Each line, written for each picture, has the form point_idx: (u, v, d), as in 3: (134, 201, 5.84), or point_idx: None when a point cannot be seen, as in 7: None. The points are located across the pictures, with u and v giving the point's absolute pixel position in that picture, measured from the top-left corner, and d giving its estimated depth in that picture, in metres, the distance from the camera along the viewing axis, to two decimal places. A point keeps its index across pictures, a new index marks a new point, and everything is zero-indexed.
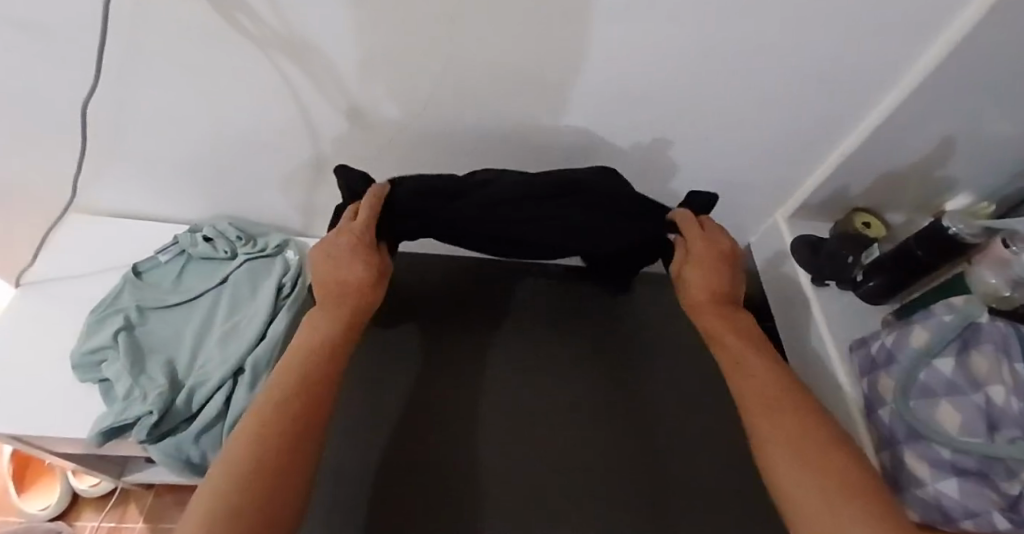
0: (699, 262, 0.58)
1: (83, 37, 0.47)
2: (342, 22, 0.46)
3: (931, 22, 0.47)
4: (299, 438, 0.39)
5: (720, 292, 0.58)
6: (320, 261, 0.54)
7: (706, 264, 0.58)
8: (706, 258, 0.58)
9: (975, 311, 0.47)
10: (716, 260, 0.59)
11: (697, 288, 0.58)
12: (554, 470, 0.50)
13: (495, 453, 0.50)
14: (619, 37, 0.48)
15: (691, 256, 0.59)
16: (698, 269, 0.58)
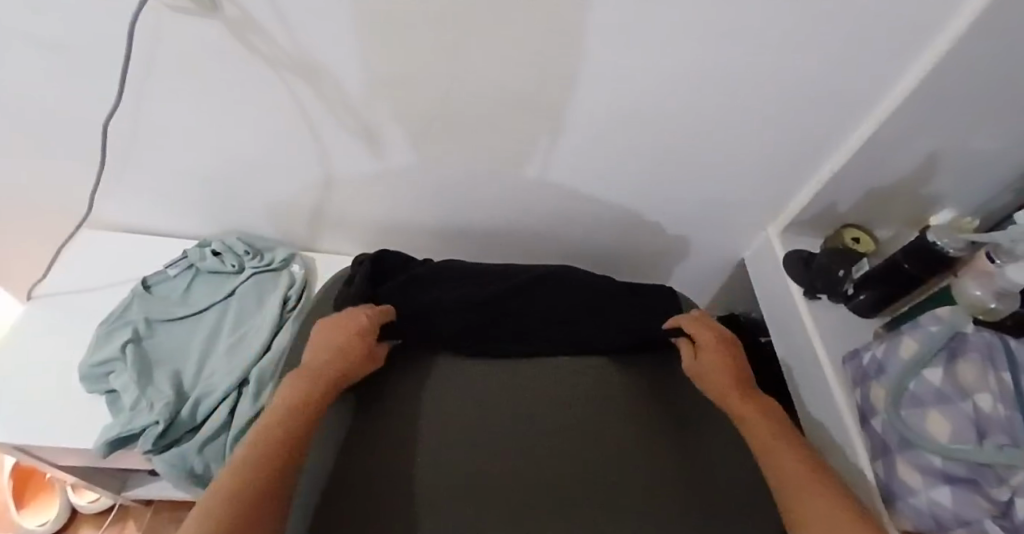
0: (714, 355, 0.61)
1: (105, 58, 0.50)
2: (351, 45, 0.48)
3: (908, 44, 0.50)
4: (264, 501, 0.41)
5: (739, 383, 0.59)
6: (316, 336, 0.56)
7: (720, 356, 0.61)
8: (718, 349, 0.61)
9: (960, 321, 0.49)
10: (722, 350, 0.61)
11: (717, 380, 0.59)
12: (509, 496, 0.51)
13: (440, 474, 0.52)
14: (615, 58, 0.51)
15: (704, 348, 0.62)
16: (711, 356, 0.61)
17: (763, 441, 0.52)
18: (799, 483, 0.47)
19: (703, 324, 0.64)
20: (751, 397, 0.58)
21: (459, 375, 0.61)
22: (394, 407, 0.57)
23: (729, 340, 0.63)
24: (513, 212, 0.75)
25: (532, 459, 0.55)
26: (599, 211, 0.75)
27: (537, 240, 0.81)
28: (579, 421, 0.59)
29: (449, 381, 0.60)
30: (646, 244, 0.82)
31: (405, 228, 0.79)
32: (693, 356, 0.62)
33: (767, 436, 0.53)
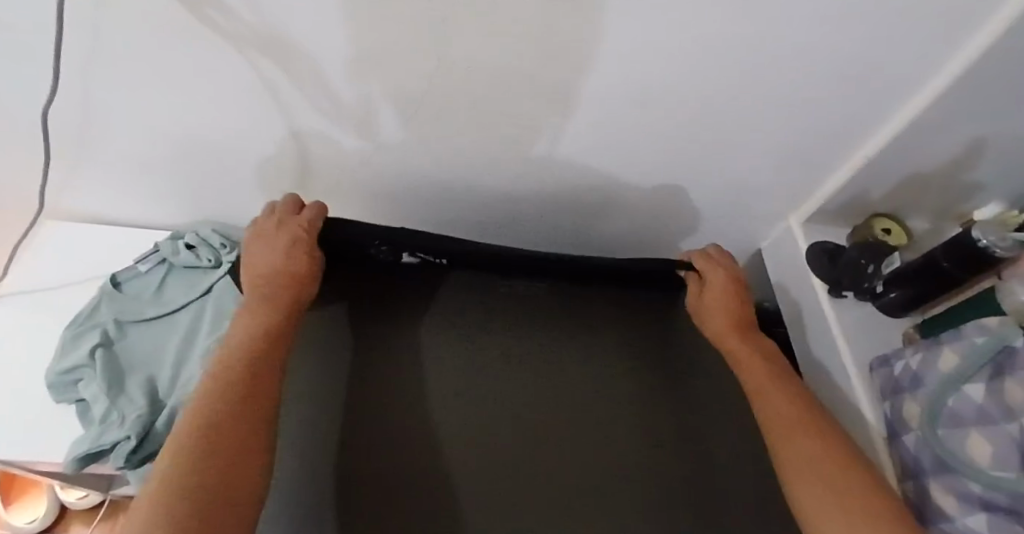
0: (718, 295, 0.63)
1: (38, 37, 0.43)
2: (325, 20, 0.42)
3: (973, 17, 0.43)
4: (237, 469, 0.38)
5: (739, 322, 0.62)
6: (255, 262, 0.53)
7: (723, 295, 0.63)
8: (723, 289, 0.63)
9: (1010, 334, 0.43)
10: (728, 290, 0.63)
11: (716, 319, 0.62)
12: (553, 491, 0.49)
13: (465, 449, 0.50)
14: (631, 34, 0.44)
15: (709, 286, 0.64)
16: (717, 299, 0.63)
17: (757, 386, 0.54)
18: (790, 429, 0.49)
19: (716, 265, 0.66)
20: (751, 341, 0.60)
21: (462, 359, 0.57)
22: (393, 380, 0.54)
23: (739, 282, 0.65)
24: (512, 200, 0.70)
25: (561, 450, 0.52)
26: (607, 198, 0.70)
27: (539, 229, 0.76)
28: (601, 412, 0.57)
29: (443, 350, 0.57)
30: (655, 233, 0.77)
31: (397, 217, 0.74)
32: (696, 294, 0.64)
33: (761, 381, 0.54)
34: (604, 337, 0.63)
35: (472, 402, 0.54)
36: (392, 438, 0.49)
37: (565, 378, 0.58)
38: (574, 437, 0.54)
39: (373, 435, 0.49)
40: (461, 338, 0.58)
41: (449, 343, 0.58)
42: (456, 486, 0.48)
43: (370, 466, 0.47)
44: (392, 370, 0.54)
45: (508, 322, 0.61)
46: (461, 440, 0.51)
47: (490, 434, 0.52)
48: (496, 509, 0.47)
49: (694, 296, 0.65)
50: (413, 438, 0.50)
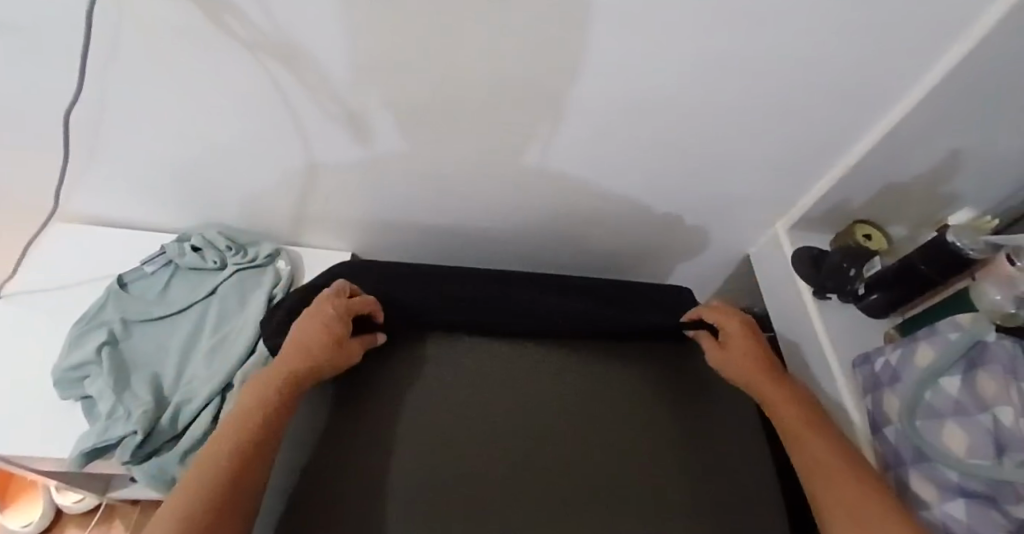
0: (744, 340, 0.60)
1: (63, 39, 0.45)
2: (337, 28, 0.44)
3: (946, 33, 0.46)
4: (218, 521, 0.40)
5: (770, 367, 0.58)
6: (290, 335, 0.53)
7: (750, 342, 0.60)
8: (749, 335, 0.61)
9: (982, 331, 0.46)
10: (750, 337, 0.61)
11: (747, 366, 0.58)
12: (503, 496, 0.49)
13: (414, 472, 0.50)
14: (627, 45, 0.47)
15: (731, 335, 0.61)
16: (741, 345, 0.60)
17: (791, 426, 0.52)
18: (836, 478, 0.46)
19: (732, 313, 0.63)
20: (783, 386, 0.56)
21: (453, 375, 0.59)
22: (381, 399, 0.55)
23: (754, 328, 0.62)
24: (510, 207, 0.72)
25: (523, 456, 0.52)
26: (601, 206, 0.72)
27: (535, 236, 0.78)
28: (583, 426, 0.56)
29: (442, 368, 0.59)
30: (648, 240, 0.79)
31: (397, 224, 0.76)
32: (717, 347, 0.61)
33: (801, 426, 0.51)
34: (601, 369, 0.62)
35: (448, 412, 0.55)
36: (355, 457, 0.50)
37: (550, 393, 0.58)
38: (540, 453, 0.53)
39: (338, 461, 0.50)
40: (457, 363, 0.59)
41: (444, 361, 0.59)
42: (388, 493, 0.48)
43: (335, 486, 0.49)
44: (384, 389, 0.56)
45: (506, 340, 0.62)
46: (416, 457, 0.51)
47: (452, 456, 0.51)
48: (435, 514, 0.47)
49: (715, 350, 0.61)
50: (372, 459, 0.50)
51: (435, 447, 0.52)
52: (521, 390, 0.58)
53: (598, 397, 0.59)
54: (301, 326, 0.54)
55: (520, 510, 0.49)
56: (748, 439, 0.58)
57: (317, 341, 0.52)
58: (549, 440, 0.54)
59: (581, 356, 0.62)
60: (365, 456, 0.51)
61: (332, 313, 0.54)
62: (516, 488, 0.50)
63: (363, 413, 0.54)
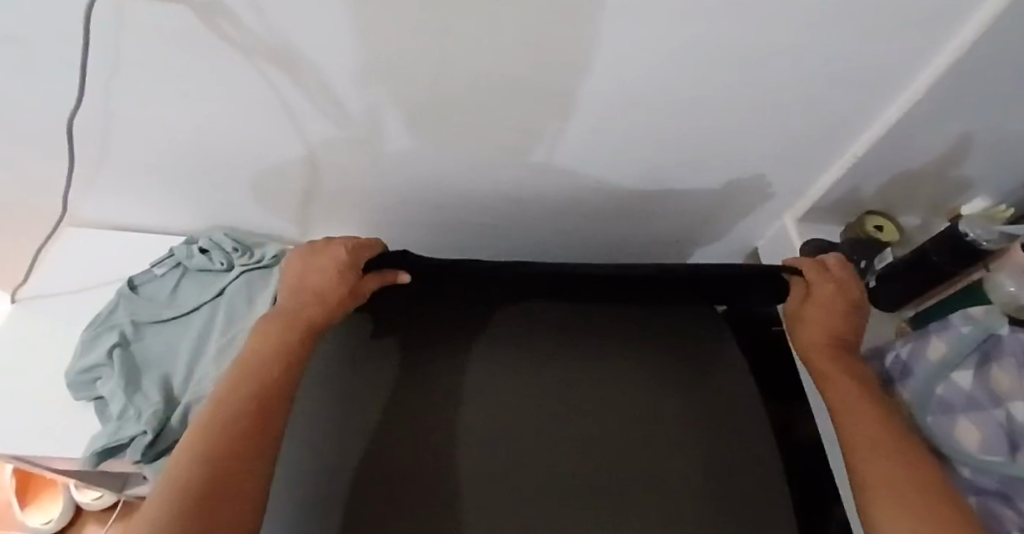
0: (829, 304, 0.52)
1: (65, 48, 0.45)
2: (334, 29, 0.44)
3: (956, 21, 0.44)
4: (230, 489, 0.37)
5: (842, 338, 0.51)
6: (304, 270, 0.52)
7: (835, 305, 0.52)
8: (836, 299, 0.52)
9: (995, 323, 0.46)
10: (839, 303, 0.52)
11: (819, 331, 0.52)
12: (572, 475, 0.46)
13: (482, 444, 0.47)
14: (625, 38, 0.46)
15: (817, 295, 0.53)
16: (826, 313, 0.52)
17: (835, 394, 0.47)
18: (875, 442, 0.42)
19: (827, 274, 0.54)
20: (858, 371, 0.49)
21: (508, 355, 0.54)
22: (435, 368, 0.52)
23: (851, 298, 0.53)
24: (514, 202, 0.72)
25: (587, 429, 0.49)
26: (605, 200, 0.72)
27: (540, 230, 0.78)
28: (628, 397, 0.52)
29: (492, 343, 0.55)
30: (655, 233, 0.79)
31: (402, 221, 0.76)
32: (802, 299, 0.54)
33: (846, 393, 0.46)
34: (634, 339, 0.58)
35: (505, 386, 0.51)
36: (417, 425, 0.47)
37: (602, 366, 0.55)
38: (598, 426, 0.50)
39: (387, 433, 0.46)
40: (514, 340, 0.55)
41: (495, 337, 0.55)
42: (457, 465, 0.45)
43: (387, 455, 0.45)
44: (426, 363, 0.52)
45: (556, 317, 0.58)
46: (481, 425, 0.48)
47: (520, 426, 0.48)
48: (503, 491, 0.44)
49: (796, 304, 0.54)
50: (428, 426, 0.47)
51: (496, 418, 0.49)
52: (576, 360, 0.55)
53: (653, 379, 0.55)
54: (317, 270, 0.52)
55: (592, 480, 0.46)
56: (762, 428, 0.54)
57: (330, 283, 0.51)
58: (605, 410, 0.51)
59: (610, 327, 0.58)
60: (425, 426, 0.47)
61: (344, 257, 0.52)
62: (581, 461, 0.47)
63: (415, 384, 0.50)
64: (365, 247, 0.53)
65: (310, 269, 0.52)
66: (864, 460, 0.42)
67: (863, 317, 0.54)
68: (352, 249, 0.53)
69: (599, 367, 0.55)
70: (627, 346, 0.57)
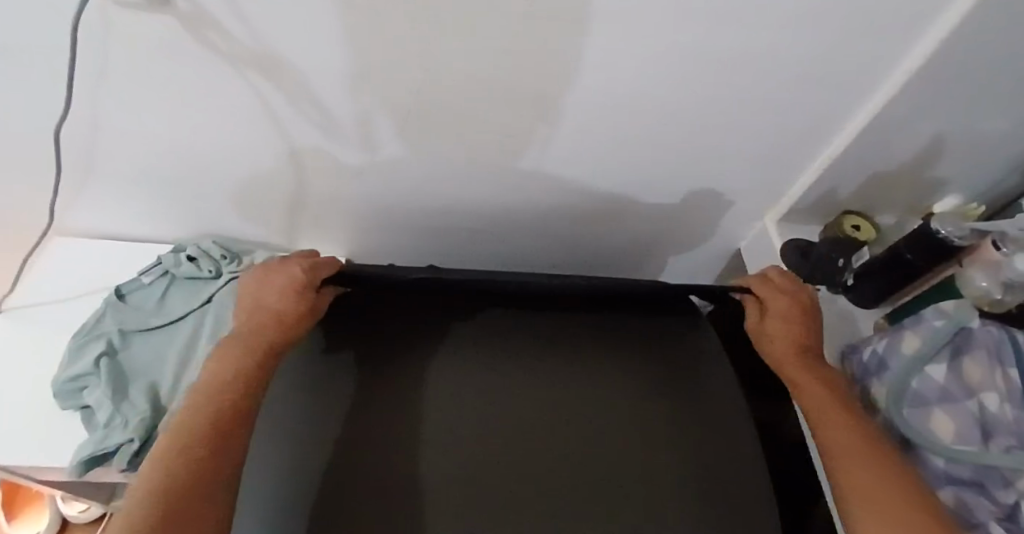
0: (785, 318, 0.55)
1: (52, 58, 0.46)
2: (319, 36, 0.45)
3: (924, 24, 0.46)
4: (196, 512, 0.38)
5: (806, 347, 0.53)
6: (262, 291, 0.53)
7: (791, 319, 0.55)
8: (790, 312, 0.55)
9: (966, 317, 0.47)
10: (794, 316, 0.55)
11: (781, 342, 0.54)
12: (540, 482, 0.46)
13: (450, 452, 0.47)
14: (605, 44, 0.47)
15: (772, 309, 0.56)
16: (780, 325, 0.54)
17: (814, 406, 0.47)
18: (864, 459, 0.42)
19: (772, 286, 0.57)
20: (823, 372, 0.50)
21: (475, 364, 0.54)
22: (401, 378, 0.52)
23: (806, 309, 0.56)
24: (501, 207, 0.73)
25: (557, 437, 0.50)
26: (590, 204, 0.73)
27: (527, 235, 0.79)
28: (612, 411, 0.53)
29: (458, 355, 0.55)
30: (641, 236, 0.80)
31: (390, 228, 0.76)
32: (758, 317, 0.56)
33: (822, 404, 0.47)
34: (619, 355, 0.58)
35: (473, 395, 0.51)
36: (375, 432, 0.47)
37: (580, 376, 0.55)
38: (572, 432, 0.50)
39: (345, 438, 0.46)
40: (475, 349, 0.55)
41: (457, 348, 0.55)
42: (423, 473, 0.45)
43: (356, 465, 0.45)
44: (394, 373, 0.52)
45: (529, 327, 0.58)
46: (450, 432, 0.48)
47: (486, 435, 0.48)
48: (470, 501, 0.44)
49: (753, 321, 0.57)
50: (399, 432, 0.47)
51: (458, 427, 0.49)
52: (536, 365, 0.55)
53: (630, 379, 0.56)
54: (273, 289, 0.53)
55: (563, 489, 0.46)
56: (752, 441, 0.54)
57: (285, 302, 0.51)
58: (584, 418, 0.51)
59: (595, 341, 0.58)
60: (385, 432, 0.47)
61: (299, 275, 0.53)
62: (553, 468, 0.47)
63: (383, 394, 0.50)
64: (322, 265, 0.55)
65: (266, 289, 0.53)
66: (840, 462, 0.43)
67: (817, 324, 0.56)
68: (309, 267, 0.54)
69: (558, 369, 0.55)
70: (614, 361, 0.57)
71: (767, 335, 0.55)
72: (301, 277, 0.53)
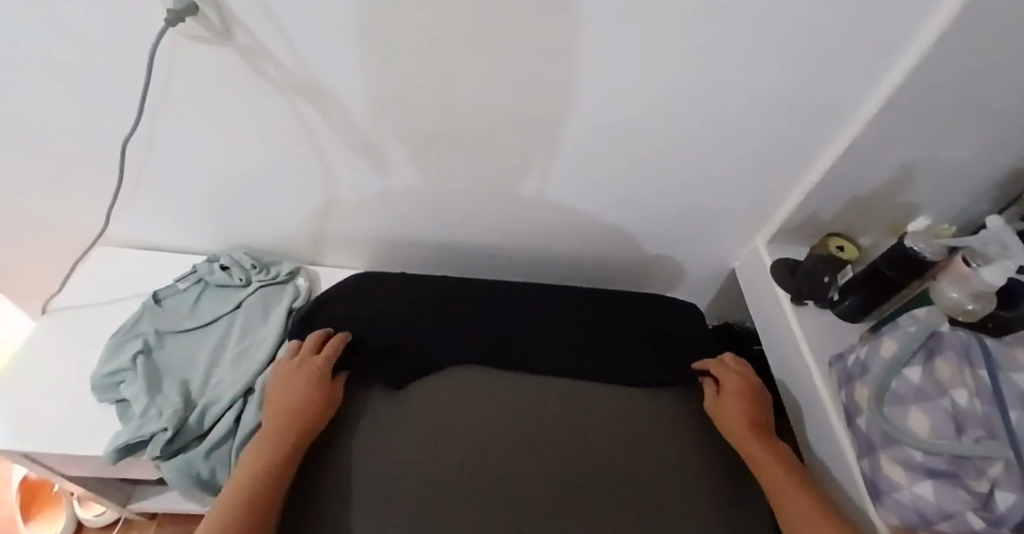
0: (738, 397, 0.63)
1: (125, 83, 0.53)
2: (355, 66, 0.51)
3: (881, 61, 0.53)
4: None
5: (759, 425, 0.61)
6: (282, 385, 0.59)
7: (743, 398, 0.63)
8: (742, 391, 0.64)
9: (936, 322, 0.51)
10: (745, 395, 0.64)
11: (737, 418, 0.61)
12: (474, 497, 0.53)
13: (392, 468, 0.54)
14: (605, 77, 0.53)
15: (726, 388, 0.65)
16: (733, 400, 0.63)
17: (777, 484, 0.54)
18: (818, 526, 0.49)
19: (726, 368, 0.67)
20: (768, 442, 0.59)
21: (449, 398, 0.60)
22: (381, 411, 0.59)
23: (754, 388, 0.65)
24: (509, 229, 0.78)
25: (505, 463, 0.56)
26: (594, 225, 0.78)
27: (533, 252, 0.84)
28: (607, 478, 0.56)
29: (436, 395, 0.60)
30: (641, 255, 0.85)
31: (405, 244, 0.82)
32: (715, 394, 0.65)
33: (781, 481, 0.55)
34: (615, 408, 0.63)
35: (434, 426, 0.58)
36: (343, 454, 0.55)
37: (564, 423, 0.60)
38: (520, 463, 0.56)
39: (361, 468, 0.54)
40: (456, 389, 0.61)
41: (437, 391, 0.61)
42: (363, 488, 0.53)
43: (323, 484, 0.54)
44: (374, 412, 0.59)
45: (513, 371, 0.64)
46: (397, 452, 0.55)
47: (434, 456, 0.55)
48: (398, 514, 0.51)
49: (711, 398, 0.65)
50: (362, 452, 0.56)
51: (445, 478, 0.54)
52: (508, 410, 0.60)
53: (624, 410, 0.63)
54: (292, 380, 0.58)
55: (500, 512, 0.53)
56: (747, 502, 0.58)
57: (303, 390, 0.57)
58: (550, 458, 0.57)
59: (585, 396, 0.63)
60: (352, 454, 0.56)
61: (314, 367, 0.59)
62: (496, 490, 0.54)
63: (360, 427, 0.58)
64: (333, 354, 0.61)
65: (287, 382, 0.59)
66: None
67: (764, 398, 0.65)
68: (323, 359, 0.60)
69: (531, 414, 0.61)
70: (602, 417, 0.61)
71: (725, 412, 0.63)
72: (319, 365, 0.59)
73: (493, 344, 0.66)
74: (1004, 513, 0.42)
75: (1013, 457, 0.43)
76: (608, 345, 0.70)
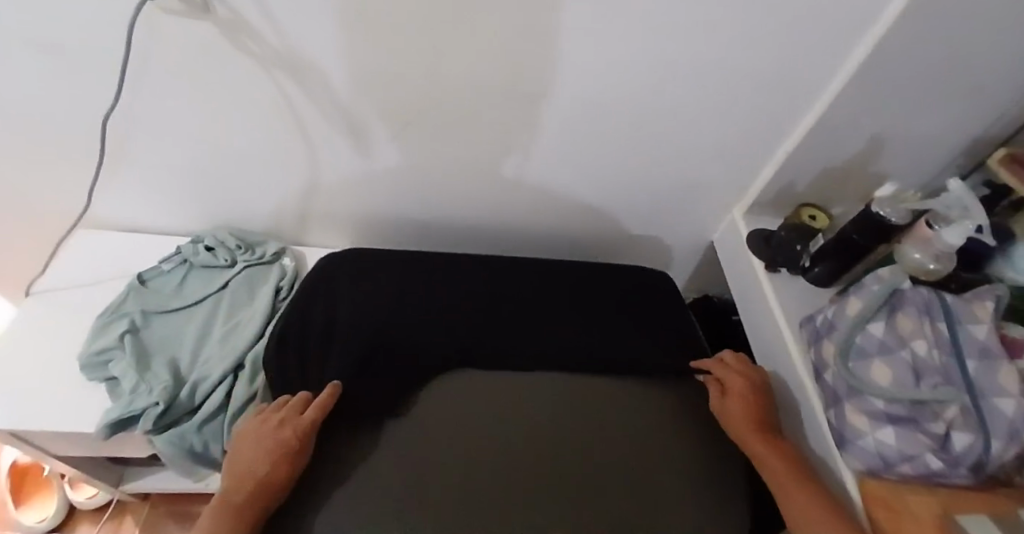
0: (739, 397, 0.63)
1: (103, 58, 0.53)
2: (335, 41, 0.52)
3: (848, 31, 0.55)
4: None
5: (762, 422, 0.60)
6: (242, 453, 0.51)
7: (744, 397, 0.63)
8: (743, 391, 0.63)
9: (897, 281, 0.54)
10: (748, 394, 0.63)
11: (739, 418, 0.61)
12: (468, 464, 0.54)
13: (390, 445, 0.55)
14: (582, 51, 0.54)
15: (729, 389, 0.64)
16: (736, 401, 0.62)
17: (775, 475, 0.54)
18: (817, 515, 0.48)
19: (728, 369, 0.67)
20: (772, 439, 0.58)
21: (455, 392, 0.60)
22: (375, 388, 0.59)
23: (757, 386, 0.64)
24: (493, 206, 0.79)
25: (496, 433, 0.57)
26: (576, 200, 0.79)
27: (518, 228, 0.85)
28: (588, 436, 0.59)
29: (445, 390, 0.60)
30: (623, 230, 0.87)
31: (390, 222, 0.83)
32: (718, 396, 0.64)
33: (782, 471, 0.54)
34: (599, 373, 0.66)
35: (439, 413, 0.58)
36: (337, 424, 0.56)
37: (548, 385, 0.63)
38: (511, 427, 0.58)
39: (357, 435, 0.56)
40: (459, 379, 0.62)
41: (443, 385, 0.61)
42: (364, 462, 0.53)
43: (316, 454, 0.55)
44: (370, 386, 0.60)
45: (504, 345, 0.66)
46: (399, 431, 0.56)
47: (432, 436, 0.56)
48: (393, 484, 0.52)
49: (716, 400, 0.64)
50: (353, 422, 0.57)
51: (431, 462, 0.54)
52: (499, 379, 0.62)
53: (605, 374, 0.65)
54: (256, 445, 0.51)
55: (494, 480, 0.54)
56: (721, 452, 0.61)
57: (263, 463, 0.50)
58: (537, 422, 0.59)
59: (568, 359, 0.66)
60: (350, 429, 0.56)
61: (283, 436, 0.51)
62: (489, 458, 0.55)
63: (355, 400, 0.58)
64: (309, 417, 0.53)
65: (250, 446, 0.51)
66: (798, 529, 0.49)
67: (770, 398, 0.64)
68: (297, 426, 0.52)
69: (513, 386, 0.62)
70: (583, 380, 0.64)
71: (728, 413, 0.62)
72: (290, 433, 0.52)
73: (485, 325, 0.67)
74: (960, 453, 0.45)
75: (968, 401, 0.46)
76: (590, 313, 0.72)
